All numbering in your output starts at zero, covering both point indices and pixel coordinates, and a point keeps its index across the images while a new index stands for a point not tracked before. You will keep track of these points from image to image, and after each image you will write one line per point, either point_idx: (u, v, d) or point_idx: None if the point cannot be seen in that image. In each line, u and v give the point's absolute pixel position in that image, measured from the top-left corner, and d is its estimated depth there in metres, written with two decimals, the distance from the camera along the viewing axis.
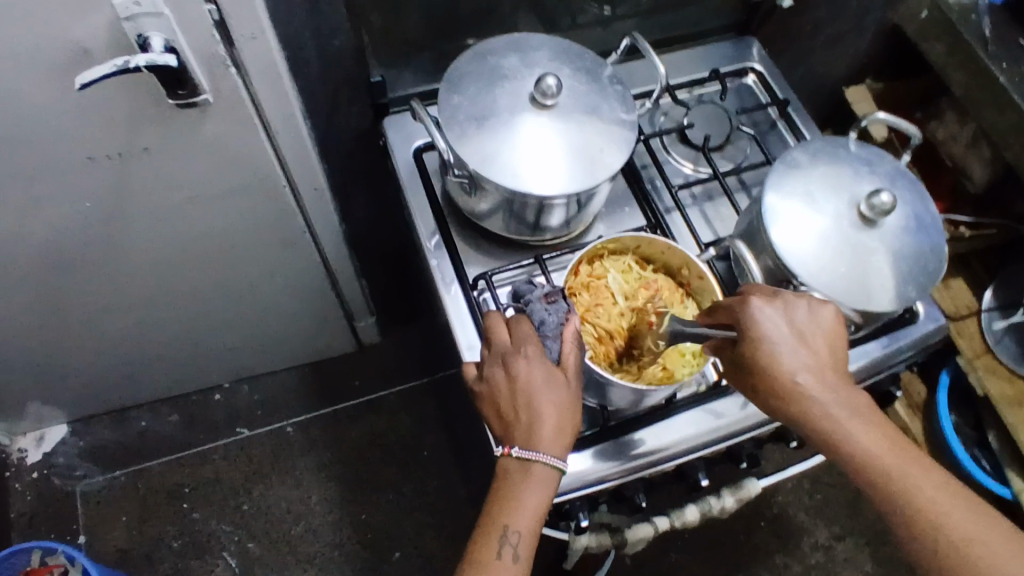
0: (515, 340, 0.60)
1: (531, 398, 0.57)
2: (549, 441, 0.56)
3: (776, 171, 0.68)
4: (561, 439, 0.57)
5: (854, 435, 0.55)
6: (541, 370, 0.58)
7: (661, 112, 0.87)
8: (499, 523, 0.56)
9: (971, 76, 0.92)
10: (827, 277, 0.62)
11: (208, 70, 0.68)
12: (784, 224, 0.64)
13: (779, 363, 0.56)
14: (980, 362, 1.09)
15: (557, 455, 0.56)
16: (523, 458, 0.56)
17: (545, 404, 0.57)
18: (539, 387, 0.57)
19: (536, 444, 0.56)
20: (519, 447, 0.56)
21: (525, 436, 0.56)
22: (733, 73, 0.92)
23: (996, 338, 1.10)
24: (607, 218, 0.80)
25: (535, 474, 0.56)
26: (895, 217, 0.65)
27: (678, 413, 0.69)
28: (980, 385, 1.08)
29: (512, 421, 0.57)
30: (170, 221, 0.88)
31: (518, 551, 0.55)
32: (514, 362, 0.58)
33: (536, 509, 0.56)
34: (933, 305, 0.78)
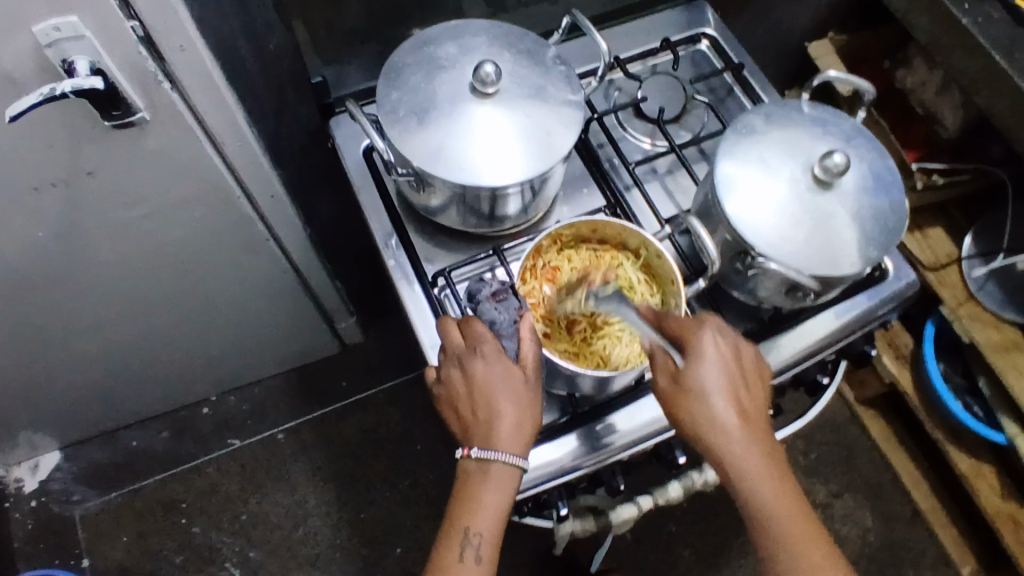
0: (471, 342, 0.58)
1: (489, 399, 0.56)
2: (506, 441, 0.55)
3: (727, 142, 0.66)
4: (520, 437, 0.56)
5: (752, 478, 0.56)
6: (497, 369, 0.57)
7: (614, 87, 0.85)
8: (460, 526, 0.55)
9: (932, 22, 0.89)
10: (784, 245, 0.61)
11: (142, 89, 0.66)
12: (738, 196, 0.63)
13: (709, 392, 0.56)
14: (964, 310, 1.08)
15: (517, 453, 0.56)
16: (482, 458, 0.55)
17: (503, 403, 0.56)
18: (496, 387, 0.56)
19: (495, 443, 0.55)
20: (478, 448, 0.56)
21: (483, 435, 0.56)
22: (686, 40, 0.89)
23: (978, 284, 1.09)
24: (567, 200, 0.79)
25: (495, 474, 0.55)
26: (852, 177, 0.64)
27: (649, 394, 0.68)
28: (965, 332, 1.07)
29: (471, 421, 0.57)
30: (128, 241, 0.86)
31: (480, 553, 0.55)
32: (471, 364, 0.57)
33: (497, 509, 0.56)
34: (902, 262, 0.76)
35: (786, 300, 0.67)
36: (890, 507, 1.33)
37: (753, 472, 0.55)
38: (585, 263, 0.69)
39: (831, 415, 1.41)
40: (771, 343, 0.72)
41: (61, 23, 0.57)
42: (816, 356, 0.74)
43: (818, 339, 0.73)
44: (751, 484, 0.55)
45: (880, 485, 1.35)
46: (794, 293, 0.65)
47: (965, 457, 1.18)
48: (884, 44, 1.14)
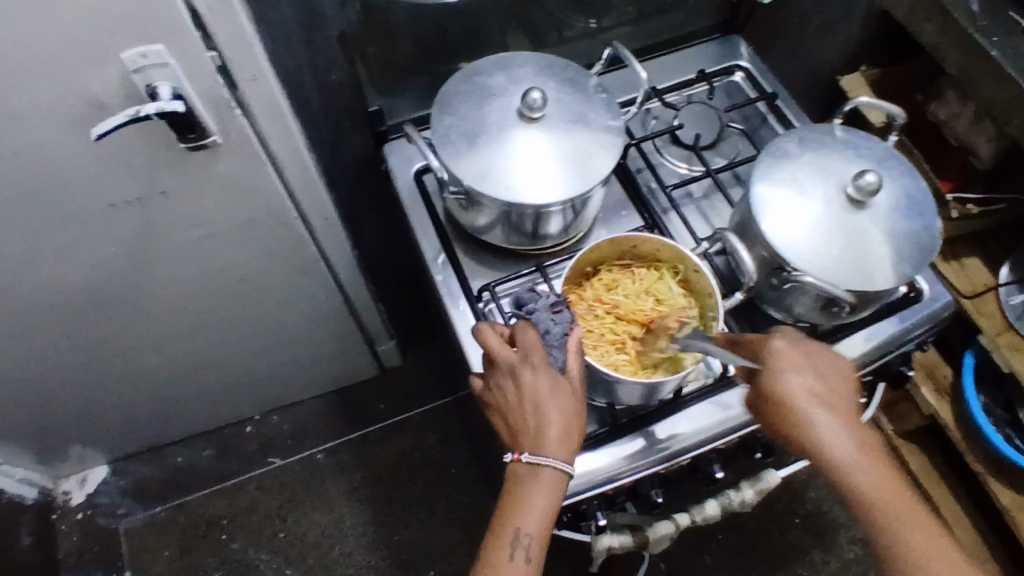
0: (521, 351, 0.61)
1: (538, 407, 0.59)
2: (556, 446, 0.58)
3: (762, 165, 0.69)
4: (568, 443, 0.58)
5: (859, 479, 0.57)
6: (547, 378, 0.59)
7: (652, 116, 0.89)
8: (510, 526, 0.57)
9: (962, 55, 0.92)
10: (819, 261, 0.63)
11: (215, 113, 0.72)
12: (773, 215, 0.65)
13: (793, 397, 0.58)
14: (1002, 340, 1.08)
15: (564, 458, 0.58)
16: (531, 462, 0.58)
17: (552, 411, 0.58)
18: (546, 395, 0.59)
19: (545, 448, 0.58)
20: (528, 452, 0.58)
21: (533, 441, 0.58)
22: (721, 72, 0.93)
23: (1016, 313, 1.09)
24: (607, 221, 0.82)
25: (543, 477, 0.57)
26: (884, 198, 0.66)
27: (686, 407, 0.70)
28: (1005, 362, 1.07)
29: (520, 427, 0.59)
30: (190, 259, 0.92)
31: (529, 553, 0.56)
32: (521, 373, 0.60)
33: (545, 512, 0.58)
34: (936, 284, 0.78)
35: (821, 316, 0.69)
36: None
37: (852, 471, 0.56)
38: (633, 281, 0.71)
39: None
40: None
41: (148, 52, 0.63)
42: None
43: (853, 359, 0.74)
44: (854, 482, 0.56)
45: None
46: (829, 309, 0.67)
47: (1007, 491, 1.17)
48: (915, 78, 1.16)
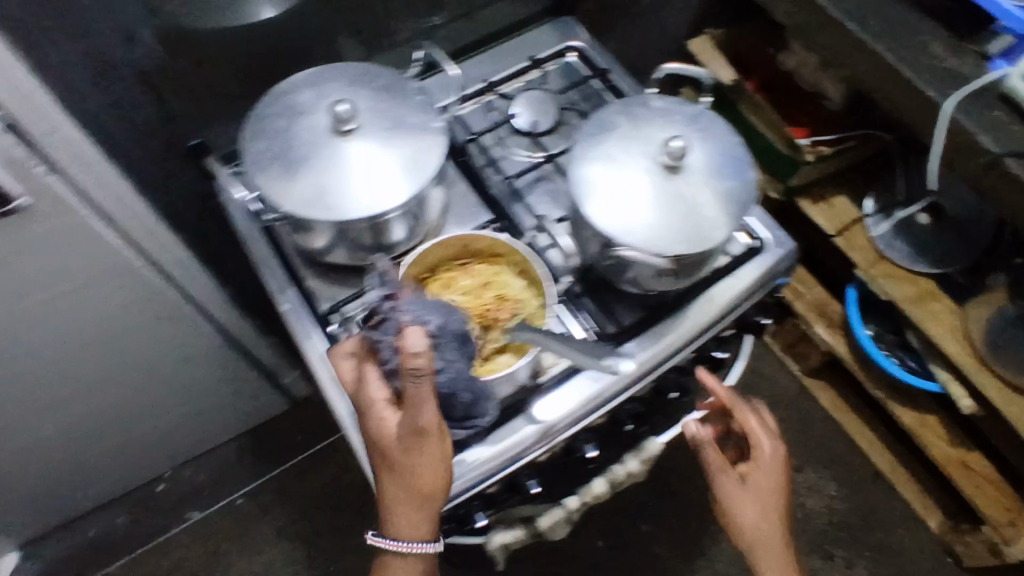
0: (366, 395, 0.62)
1: (387, 468, 0.61)
2: (415, 528, 0.62)
3: (580, 148, 0.69)
4: (412, 517, 0.61)
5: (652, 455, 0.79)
6: (389, 430, 0.60)
7: (490, 110, 0.89)
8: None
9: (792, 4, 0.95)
10: (642, 230, 0.64)
11: (18, 175, 0.68)
12: (593, 194, 0.66)
13: (768, 457, 0.72)
14: (876, 271, 1.14)
15: (414, 535, 0.62)
16: (379, 543, 0.63)
17: (401, 472, 0.60)
18: (392, 448, 0.60)
19: (390, 527, 0.63)
20: (378, 536, 0.64)
21: (383, 524, 0.63)
22: (555, 55, 0.93)
23: (887, 242, 1.16)
24: (455, 218, 0.80)
25: (401, 556, 0.64)
26: (698, 157, 0.67)
27: (545, 395, 0.69)
28: (883, 291, 1.13)
29: (377, 504, 0.64)
30: (35, 331, 0.86)
31: None
32: (368, 423, 0.61)
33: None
34: (778, 230, 0.79)
35: (660, 282, 0.69)
36: (849, 472, 1.36)
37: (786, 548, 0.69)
38: (469, 279, 0.70)
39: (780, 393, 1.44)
40: (663, 326, 0.73)
41: None
42: (707, 333, 0.76)
43: (708, 316, 0.75)
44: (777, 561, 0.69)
45: (839, 454, 1.38)
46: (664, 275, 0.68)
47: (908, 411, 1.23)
48: (761, 33, 1.18)
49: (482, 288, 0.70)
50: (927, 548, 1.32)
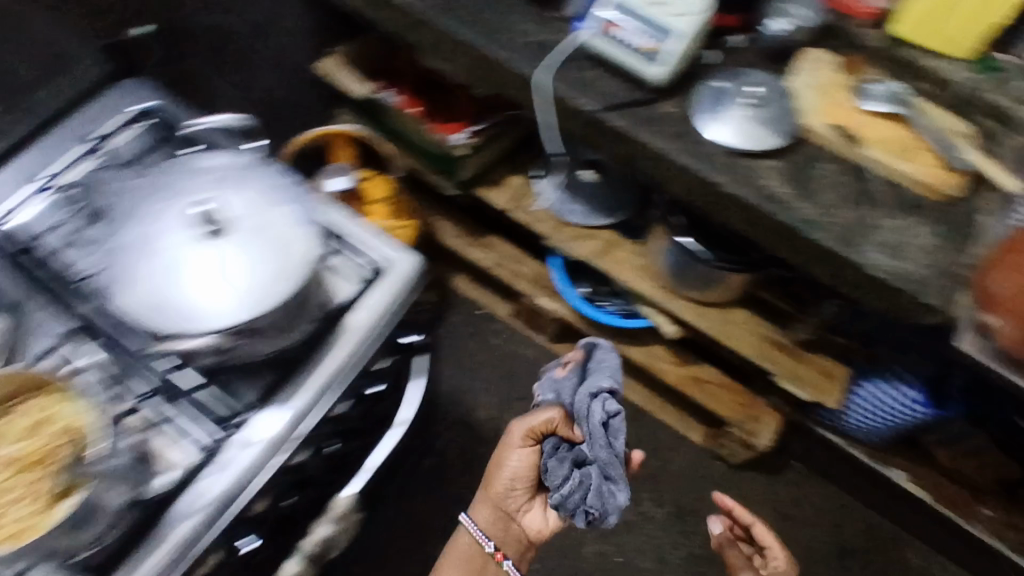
0: (553, 426, 1.03)
1: (491, 484, 1.07)
2: (484, 516, 1.06)
3: (128, 233, 0.64)
4: (486, 512, 1.07)
5: (471, 530, 1.05)
6: (521, 464, 1.05)
7: (55, 201, 0.73)
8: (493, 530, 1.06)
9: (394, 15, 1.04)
10: (180, 312, 0.61)
11: None
12: (123, 286, 0.62)
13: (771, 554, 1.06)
14: (562, 234, 1.24)
15: (484, 520, 1.06)
16: (480, 538, 1.05)
17: (497, 486, 1.06)
18: (504, 479, 1.06)
19: (479, 520, 1.06)
20: (488, 535, 1.05)
21: (485, 512, 1.07)
22: (131, 118, 0.80)
23: (562, 206, 1.25)
24: (30, 341, 0.69)
25: (471, 546, 1.06)
26: (230, 214, 0.65)
27: (168, 507, 0.63)
28: (571, 252, 1.24)
29: (493, 509, 1.07)
30: None
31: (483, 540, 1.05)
32: (508, 461, 1.05)
33: (464, 552, 1.05)
34: (394, 244, 0.76)
35: (244, 352, 0.65)
36: None
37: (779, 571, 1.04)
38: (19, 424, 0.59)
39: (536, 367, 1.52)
40: (289, 391, 0.68)
41: None
42: (346, 377, 0.71)
43: (336, 365, 0.70)
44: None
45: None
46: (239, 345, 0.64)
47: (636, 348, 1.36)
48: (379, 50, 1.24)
49: (30, 430, 0.59)
50: (693, 461, 1.48)
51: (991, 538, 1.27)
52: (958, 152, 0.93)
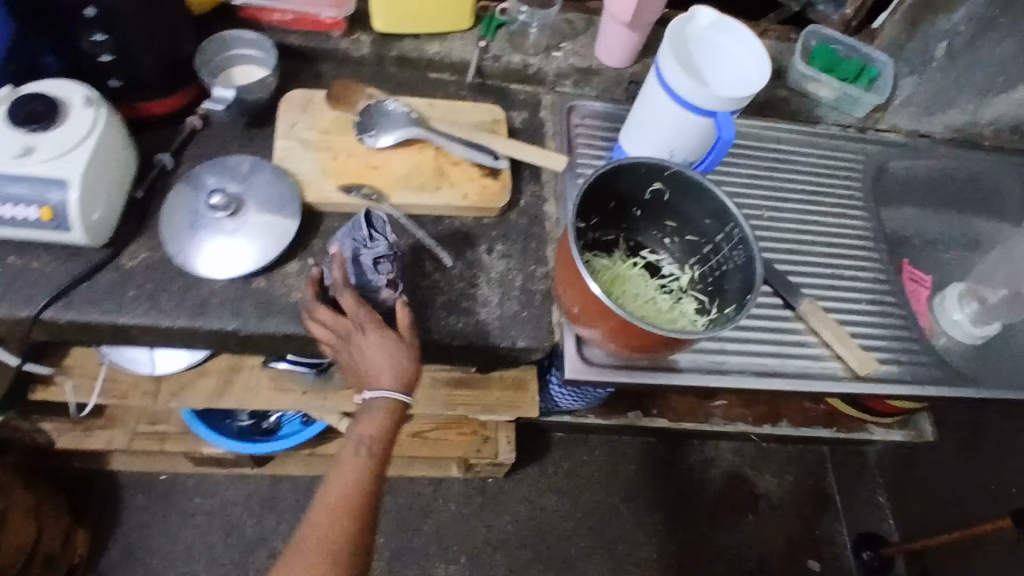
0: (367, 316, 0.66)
1: (360, 355, 0.65)
2: (394, 362, 0.65)
3: None
4: (392, 374, 0.65)
5: (389, 393, 0.65)
6: (378, 343, 0.65)
7: None
8: (359, 435, 0.65)
9: None
10: None
11: None
12: None
13: None
14: (164, 391, 0.99)
15: (395, 387, 0.65)
16: (375, 395, 0.65)
17: (371, 348, 0.65)
18: (380, 351, 0.65)
19: (381, 384, 0.65)
20: (371, 390, 0.65)
21: (373, 379, 0.65)
22: None
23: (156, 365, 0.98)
24: None
25: (376, 407, 0.65)
26: None
27: None
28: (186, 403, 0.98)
29: (365, 375, 0.66)
30: None
31: (368, 447, 0.65)
32: (363, 322, 0.66)
33: (374, 429, 0.65)
34: None
35: None
36: None
37: None
38: None
39: (257, 498, 1.32)
40: None
41: None
42: None
43: None
44: None
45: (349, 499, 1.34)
46: None
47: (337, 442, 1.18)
48: None
49: None
50: (460, 493, 1.40)
51: (729, 423, 1.32)
52: (488, 149, 0.81)
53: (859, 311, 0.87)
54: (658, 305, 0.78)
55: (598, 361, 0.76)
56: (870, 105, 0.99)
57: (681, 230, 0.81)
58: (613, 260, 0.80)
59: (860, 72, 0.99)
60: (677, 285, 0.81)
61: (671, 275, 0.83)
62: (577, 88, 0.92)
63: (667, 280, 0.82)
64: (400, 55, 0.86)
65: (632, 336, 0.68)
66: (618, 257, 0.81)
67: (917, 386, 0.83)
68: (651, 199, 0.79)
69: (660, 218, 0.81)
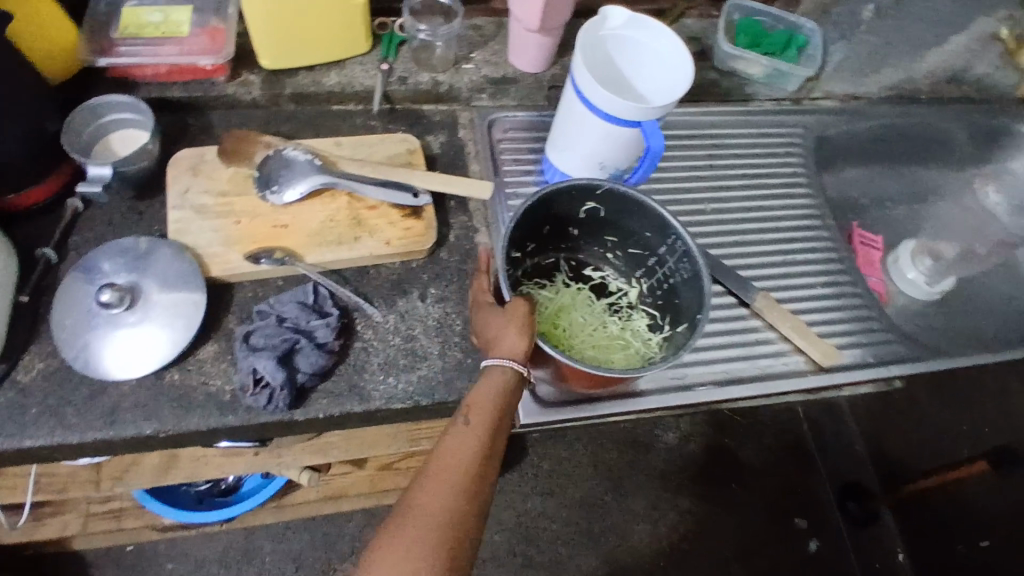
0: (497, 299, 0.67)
1: (490, 321, 0.63)
2: (514, 329, 0.60)
3: None
4: (518, 337, 0.60)
5: (508, 361, 0.59)
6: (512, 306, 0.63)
7: None
8: (475, 406, 0.57)
9: None
10: None
11: None
12: None
13: None
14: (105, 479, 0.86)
15: (516, 352, 0.59)
16: (496, 360, 0.59)
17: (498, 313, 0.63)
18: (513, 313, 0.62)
19: (501, 349, 0.60)
20: (495, 354, 0.60)
21: (497, 341, 0.61)
22: None
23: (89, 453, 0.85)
24: None
25: (492, 377, 0.59)
26: None
27: None
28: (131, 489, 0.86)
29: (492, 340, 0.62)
30: None
31: (470, 419, 0.56)
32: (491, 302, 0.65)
33: (484, 401, 0.57)
34: None
35: None
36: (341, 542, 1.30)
37: None
38: None
39: (231, 556, 1.27)
40: None
41: None
42: None
43: None
44: None
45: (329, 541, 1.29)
46: None
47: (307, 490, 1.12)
48: None
49: None
50: None
51: None
52: (407, 186, 0.74)
53: (813, 296, 0.86)
54: (608, 330, 0.74)
55: (553, 400, 0.73)
56: (801, 78, 0.96)
57: (623, 243, 0.77)
58: (555, 286, 0.76)
59: (789, 43, 0.97)
60: (626, 302, 0.78)
61: (618, 292, 0.79)
62: (496, 100, 0.86)
63: (616, 297, 0.78)
64: (295, 92, 0.79)
65: (580, 376, 0.63)
66: (561, 282, 0.77)
67: (881, 367, 0.82)
68: (586, 218, 0.74)
69: (600, 234, 0.77)
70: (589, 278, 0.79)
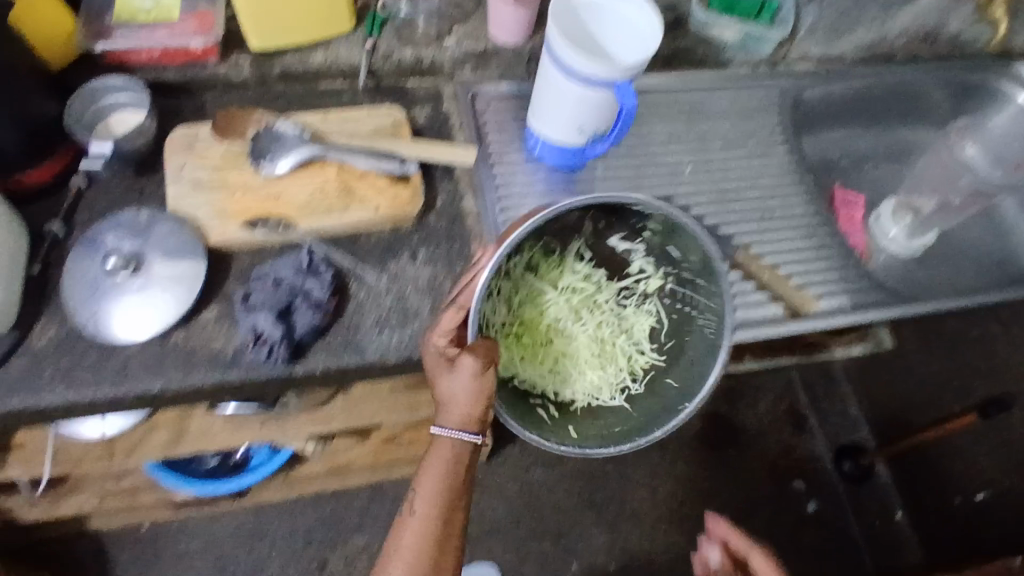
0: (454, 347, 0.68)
1: (445, 394, 0.68)
2: (462, 415, 0.68)
3: None
4: (472, 408, 0.68)
5: (457, 433, 0.69)
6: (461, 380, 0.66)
7: None
8: (427, 470, 0.70)
9: None
10: None
11: None
12: None
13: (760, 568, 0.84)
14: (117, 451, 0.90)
15: (463, 424, 0.69)
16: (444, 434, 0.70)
17: (453, 390, 0.67)
18: (462, 392, 0.67)
19: (447, 424, 0.69)
20: (441, 427, 0.70)
21: (444, 419, 0.69)
22: None
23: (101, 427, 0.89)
24: None
25: (442, 445, 0.70)
26: None
27: None
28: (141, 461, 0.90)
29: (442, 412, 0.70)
30: None
31: (428, 484, 0.69)
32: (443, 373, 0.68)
33: (437, 467, 0.69)
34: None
35: None
36: (350, 514, 1.34)
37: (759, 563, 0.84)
38: None
39: (244, 530, 1.31)
40: None
41: None
42: None
43: None
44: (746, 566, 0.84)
45: (338, 513, 1.34)
46: None
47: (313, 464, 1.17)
48: None
49: None
50: None
51: None
52: (393, 154, 0.77)
53: (791, 247, 0.89)
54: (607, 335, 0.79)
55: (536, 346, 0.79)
56: (775, 42, 0.98)
57: (660, 246, 0.74)
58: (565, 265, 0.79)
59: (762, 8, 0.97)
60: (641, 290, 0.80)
61: (639, 275, 0.79)
62: (476, 73, 0.90)
63: (635, 279, 0.80)
64: (284, 72, 0.83)
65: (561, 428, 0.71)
66: (574, 256, 0.79)
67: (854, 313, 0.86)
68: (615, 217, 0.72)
69: (630, 228, 0.75)
70: (613, 252, 0.79)
